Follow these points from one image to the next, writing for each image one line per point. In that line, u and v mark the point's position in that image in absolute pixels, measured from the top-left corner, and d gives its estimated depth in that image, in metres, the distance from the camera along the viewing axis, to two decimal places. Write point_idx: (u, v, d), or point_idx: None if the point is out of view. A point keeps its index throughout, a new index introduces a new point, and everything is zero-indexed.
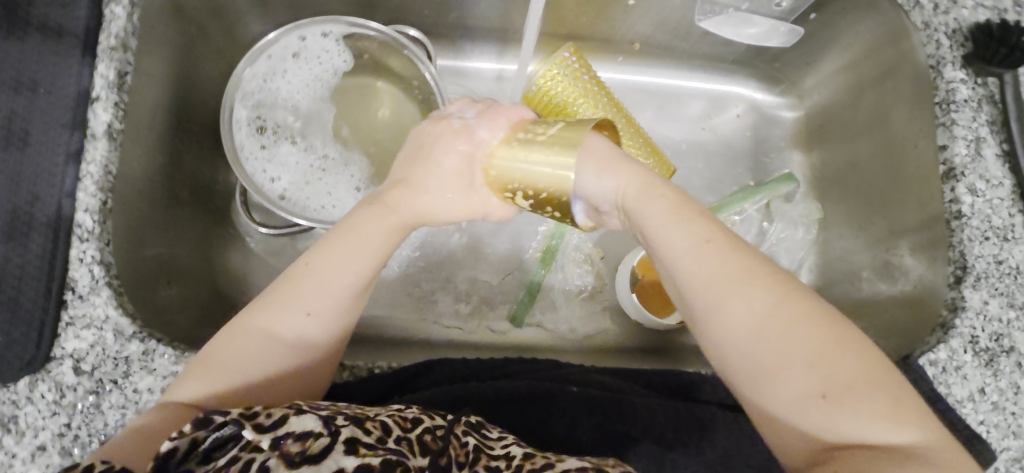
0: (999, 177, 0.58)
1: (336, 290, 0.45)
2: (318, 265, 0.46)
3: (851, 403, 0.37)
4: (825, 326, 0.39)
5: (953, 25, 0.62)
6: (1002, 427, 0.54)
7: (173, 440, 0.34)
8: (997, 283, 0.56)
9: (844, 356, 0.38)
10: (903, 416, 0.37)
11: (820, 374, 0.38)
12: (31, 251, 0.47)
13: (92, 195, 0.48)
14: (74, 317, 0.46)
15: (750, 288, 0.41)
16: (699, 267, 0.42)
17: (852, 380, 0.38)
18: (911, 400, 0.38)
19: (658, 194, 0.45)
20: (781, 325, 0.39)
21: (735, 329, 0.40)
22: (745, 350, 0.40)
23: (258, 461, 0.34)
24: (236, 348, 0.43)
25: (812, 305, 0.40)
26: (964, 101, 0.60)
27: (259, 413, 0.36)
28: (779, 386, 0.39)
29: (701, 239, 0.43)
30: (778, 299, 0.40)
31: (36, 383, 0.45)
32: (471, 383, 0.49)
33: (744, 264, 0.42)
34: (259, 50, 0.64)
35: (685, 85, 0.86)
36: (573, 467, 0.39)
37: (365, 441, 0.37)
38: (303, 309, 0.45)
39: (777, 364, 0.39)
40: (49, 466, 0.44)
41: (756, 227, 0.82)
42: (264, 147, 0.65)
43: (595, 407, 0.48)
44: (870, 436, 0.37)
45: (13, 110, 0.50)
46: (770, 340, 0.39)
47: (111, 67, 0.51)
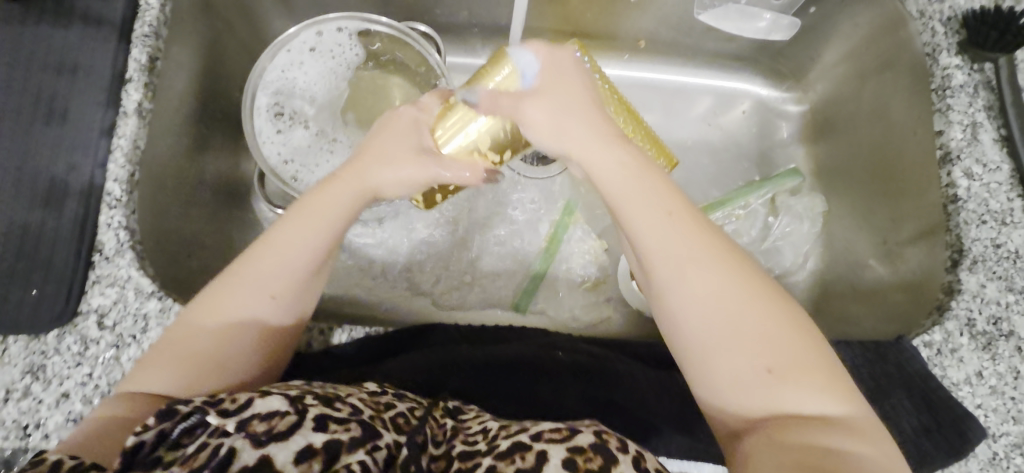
0: (996, 161, 0.58)
1: (298, 267, 0.44)
2: (276, 241, 0.44)
3: (794, 378, 0.37)
4: (774, 307, 0.39)
5: (948, 13, 0.63)
6: (1001, 411, 0.53)
7: (138, 434, 0.34)
8: (995, 266, 0.56)
9: (791, 333, 0.38)
10: (837, 391, 0.38)
11: (770, 350, 0.38)
12: (65, 216, 0.52)
13: (121, 167, 0.53)
14: (100, 275, 0.51)
15: (711, 264, 0.40)
16: (660, 237, 0.41)
17: (799, 360, 0.38)
18: (843, 385, 0.38)
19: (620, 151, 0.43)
20: (735, 302, 0.39)
21: (690, 303, 0.39)
22: (695, 322, 0.39)
23: (225, 445, 0.35)
24: (198, 334, 0.42)
25: (763, 287, 0.40)
26: (960, 86, 0.60)
27: (224, 399, 0.37)
28: (731, 362, 0.38)
29: (663, 211, 0.41)
30: (735, 279, 0.39)
31: (63, 335, 0.49)
32: (463, 348, 0.52)
33: (703, 236, 0.41)
34: (281, 44, 0.69)
35: (690, 82, 0.88)
36: (545, 429, 0.39)
37: (334, 418, 0.38)
38: (268, 293, 0.43)
39: (728, 337, 0.38)
40: (70, 412, 0.48)
41: (761, 221, 0.81)
42: (281, 131, 0.69)
43: (579, 373, 0.49)
44: (811, 407, 0.37)
45: (56, 89, 0.56)
46: (726, 319, 0.38)
47: (143, 51, 0.56)
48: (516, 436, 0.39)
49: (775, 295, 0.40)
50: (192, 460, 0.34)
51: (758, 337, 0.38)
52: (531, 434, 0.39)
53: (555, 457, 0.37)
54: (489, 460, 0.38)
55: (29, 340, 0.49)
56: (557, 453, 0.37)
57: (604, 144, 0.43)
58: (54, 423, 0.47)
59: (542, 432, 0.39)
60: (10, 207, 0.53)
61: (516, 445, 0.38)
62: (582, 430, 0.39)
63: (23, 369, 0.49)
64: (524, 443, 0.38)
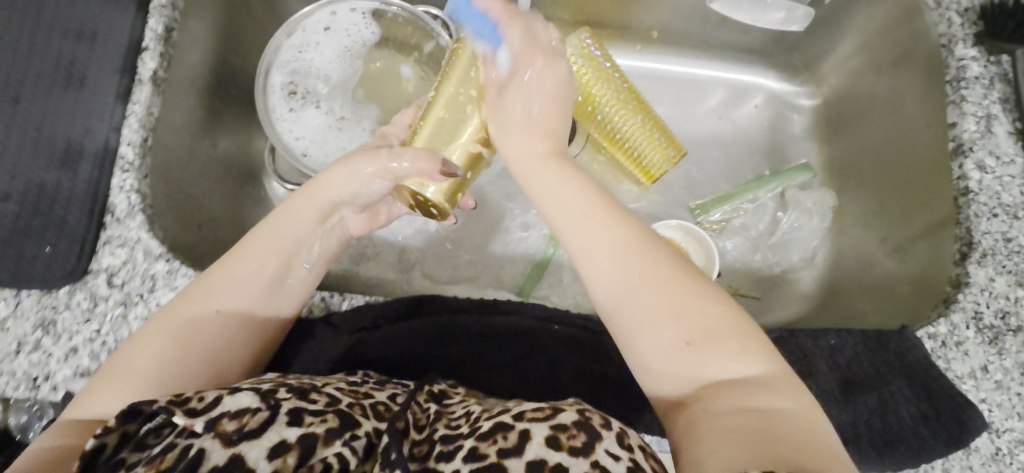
0: (1010, 154, 0.57)
1: (250, 286, 0.46)
2: (227, 263, 0.47)
3: (709, 346, 0.40)
4: (687, 284, 0.42)
5: (965, 4, 0.62)
6: (1006, 407, 0.51)
7: (99, 438, 0.34)
8: (1004, 260, 0.55)
9: (700, 305, 0.41)
10: (753, 352, 0.40)
11: (683, 322, 0.40)
12: (80, 177, 0.54)
13: (135, 131, 0.55)
14: (111, 236, 0.52)
15: (625, 257, 0.42)
16: (578, 232, 0.44)
17: (712, 331, 0.40)
18: (761, 344, 0.40)
19: (544, 164, 0.46)
20: (649, 284, 0.41)
21: (607, 291, 0.43)
22: (614, 309, 0.42)
23: (194, 445, 0.36)
24: (147, 350, 0.43)
25: (677, 266, 0.42)
26: (975, 78, 0.60)
27: (190, 399, 0.37)
28: (652, 340, 0.41)
29: (583, 212, 0.44)
30: (648, 264, 0.42)
31: (74, 291, 0.51)
32: (460, 315, 0.53)
33: (621, 228, 0.43)
34: (296, 24, 0.70)
35: (702, 73, 0.86)
36: (528, 409, 0.39)
37: (309, 411, 0.39)
38: (215, 306, 0.45)
39: (645, 320, 0.41)
40: (78, 366, 0.49)
41: (770, 215, 0.80)
42: (292, 110, 0.70)
43: (576, 346, 0.52)
44: (730, 372, 0.39)
45: (76, 56, 0.57)
46: (640, 304, 0.41)
47: (160, 21, 0.58)
48: (497, 417, 0.39)
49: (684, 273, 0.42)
50: (160, 460, 0.35)
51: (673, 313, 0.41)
52: (514, 413, 0.39)
53: (537, 436, 0.37)
54: (470, 441, 0.38)
55: (41, 294, 0.51)
56: (539, 432, 0.37)
57: (537, 156, 0.47)
58: (63, 376, 0.49)
59: (524, 412, 0.39)
60: (28, 166, 0.55)
61: (497, 425, 0.38)
62: (566, 409, 0.39)
63: (35, 322, 0.50)
64: (506, 422, 0.38)
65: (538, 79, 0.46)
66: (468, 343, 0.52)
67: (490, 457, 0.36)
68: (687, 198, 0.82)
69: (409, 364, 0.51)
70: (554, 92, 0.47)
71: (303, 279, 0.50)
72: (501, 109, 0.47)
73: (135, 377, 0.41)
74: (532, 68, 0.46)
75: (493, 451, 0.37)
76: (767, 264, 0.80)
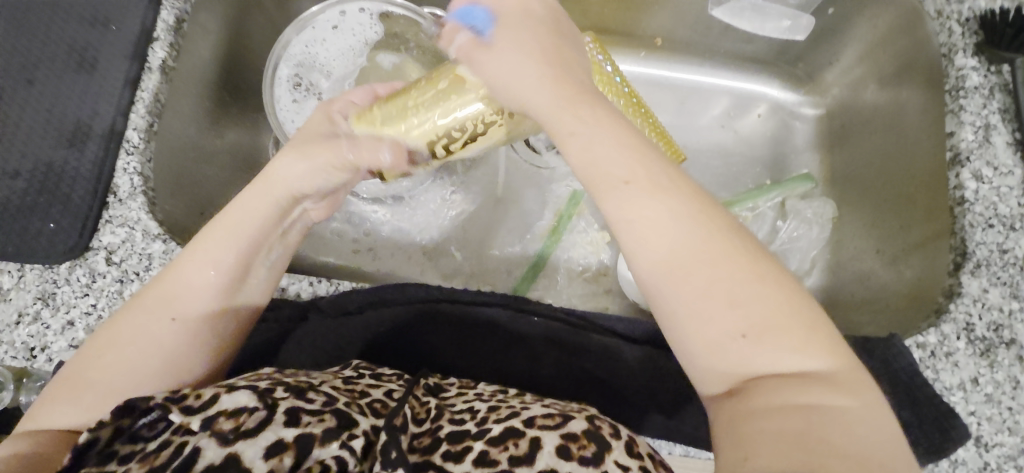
0: (1008, 165, 0.57)
1: (206, 289, 0.45)
2: (179, 269, 0.45)
3: (770, 338, 0.35)
4: (747, 263, 0.36)
5: (967, 14, 0.61)
6: (996, 421, 0.50)
7: (94, 431, 0.34)
8: (1000, 272, 0.54)
9: (765, 290, 0.36)
10: (818, 343, 0.35)
11: (745, 310, 0.35)
12: (86, 157, 0.56)
13: (141, 117, 0.58)
14: (112, 216, 0.54)
15: (674, 232, 0.37)
16: (637, 191, 0.38)
17: (778, 320, 0.35)
18: (824, 334, 0.36)
19: (568, 118, 0.40)
20: (702, 265, 0.36)
21: (664, 260, 0.37)
22: (670, 280, 0.37)
23: (191, 444, 0.35)
24: (104, 363, 0.42)
25: (731, 243, 0.37)
26: (975, 88, 0.59)
27: (188, 395, 0.37)
28: (703, 328, 0.36)
29: (621, 177, 0.38)
30: (702, 242, 0.37)
31: (74, 267, 0.53)
32: (443, 304, 0.56)
33: (664, 197, 0.38)
34: (306, 21, 0.72)
35: (706, 81, 0.85)
36: (538, 415, 0.40)
37: (308, 409, 0.37)
38: (169, 316, 0.43)
39: (707, 298, 0.36)
40: (74, 339, 0.51)
41: (770, 225, 0.79)
42: (296, 101, 0.72)
43: (554, 338, 0.55)
44: (788, 364, 0.35)
45: (90, 42, 0.61)
46: (701, 278, 0.36)
47: (172, 14, 0.60)
48: (506, 422, 0.39)
49: (746, 249, 0.37)
50: (154, 458, 0.35)
51: (737, 290, 0.36)
52: (524, 419, 0.39)
53: (548, 444, 0.37)
54: (480, 443, 0.38)
55: (44, 269, 0.53)
56: (551, 440, 0.37)
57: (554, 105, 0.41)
58: (58, 348, 0.51)
59: (534, 418, 0.39)
60: (38, 146, 0.58)
61: (508, 430, 0.39)
62: (575, 417, 0.39)
63: (35, 295, 0.52)
64: (516, 428, 0.39)
65: (540, 19, 0.45)
66: (451, 332, 0.55)
67: (501, 463, 0.37)
68: None
69: (396, 349, 0.54)
70: (551, 50, 0.43)
71: (264, 278, 0.50)
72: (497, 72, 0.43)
73: (96, 393, 0.40)
74: (525, 21, 0.44)
75: (504, 457, 0.37)
76: None
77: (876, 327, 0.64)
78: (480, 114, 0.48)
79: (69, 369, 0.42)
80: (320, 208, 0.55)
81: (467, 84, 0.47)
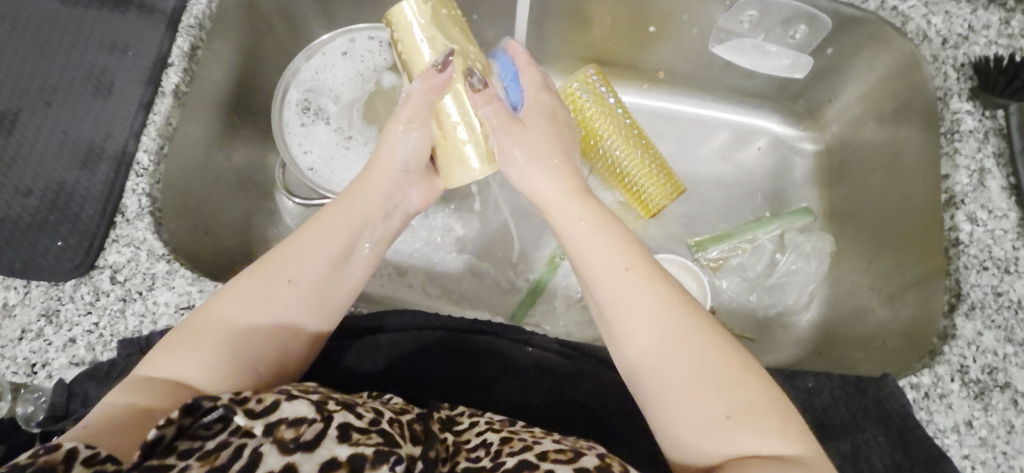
0: (1003, 208, 0.58)
1: (324, 260, 0.50)
2: (302, 239, 0.50)
3: (751, 423, 0.40)
4: (730, 354, 0.42)
5: (962, 59, 0.63)
6: (990, 465, 0.50)
7: (161, 430, 0.34)
8: (994, 315, 0.54)
9: (742, 378, 0.42)
10: (792, 432, 0.40)
11: (726, 396, 0.41)
12: (97, 178, 0.58)
13: (152, 139, 0.59)
14: (119, 236, 0.55)
15: (667, 319, 0.43)
16: (623, 290, 0.45)
17: (754, 409, 0.40)
18: (796, 425, 0.41)
19: (580, 207, 0.49)
20: (689, 352, 0.42)
21: (647, 351, 0.43)
22: (652, 366, 0.43)
23: (250, 446, 0.36)
24: (219, 320, 0.45)
25: (708, 335, 0.43)
26: (969, 131, 0.60)
27: (250, 398, 0.37)
28: (690, 409, 0.41)
29: (621, 266, 0.46)
30: (690, 329, 0.43)
31: (79, 285, 0.54)
32: (438, 333, 0.56)
33: (649, 292, 0.45)
34: (316, 49, 0.74)
35: (707, 114, 0.86)
36: (551, 449, 0.40)
37: (356, 427, 0.39)
38: (284, 279, 0.48)
39: (688, 386, 0.41)
40: (75, 356, 0.52)
41: (768, 257, 0.80)
42: (304, 125, 0.73)
43: (549, 368, 0.55)
44: (764, 448, 0.40)
45: (107, 66, 0.63)
46: (682, 367, 0.42)
47: (186, 40, 0.62)
48: (520, 455, 0.40)
49: (723, 344, 0.43)
50: (214, 457, 0.36)
51: (721, 377, 0.41)
52: (537, 452, 0.40)
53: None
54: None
55: (49, 286, 0.54)
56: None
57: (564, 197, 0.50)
58: (59, 364, 0.52)
59: (547, 453, 0.40)
60: (52, 165, 0.60)
61: (522, 462, 0.39)
62: (586, 453, 0.40)
63: (40, 311, 0.53)
64: (529, 460, 0.39)
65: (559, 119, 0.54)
66: (442, 359, 0.55)
67: None
68: (685, 235, 0.82)
69: (388, 375, 0.54)
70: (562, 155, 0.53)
71: (368, 257, 0.54)
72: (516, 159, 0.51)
73: (219, 342, 0.44)
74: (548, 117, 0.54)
75: None
76: (762, 306, 0.79)
77: (875, 365, 0.64)
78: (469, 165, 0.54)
79: (185, 322, 0.45)
80: (423, 195, 0.58)
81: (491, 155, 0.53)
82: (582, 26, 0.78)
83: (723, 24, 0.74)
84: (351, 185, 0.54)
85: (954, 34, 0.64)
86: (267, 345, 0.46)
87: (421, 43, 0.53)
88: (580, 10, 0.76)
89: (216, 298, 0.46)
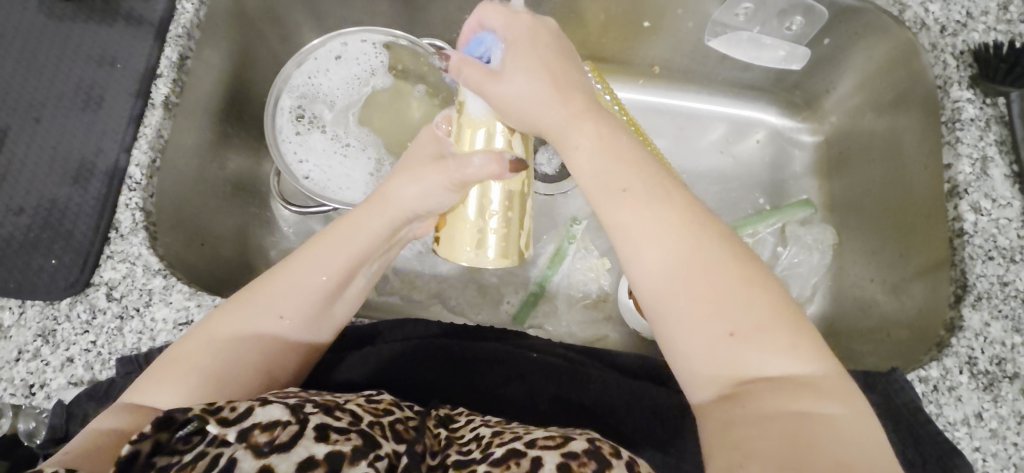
0: (1007, 197, 0.57)
1: (315, 293, 0.48)
2: (293, 268, 0.48)
3: (757, 339, 0.38)
4: (735, 268, 0.40)
5: (961, 47, 0.63)
6: (1001, 457, 0.50)
7: (133, 446, 0.33)
8: (1001, 305, 0.54)
9: (750, 293, 0.39)
10: (802, 347, 0.39)
11: (728, 316, 0.39)
12: (89, 193, 0.57)
13: (144, 153, 0.58)
14: (114, 252, 0.55)
15: (669, 236, 0.41)
16: (621, 212, 0.43)
17: (761, 325, 0.39)
18: (809, 337, 0.39)
19: (579, 136, 0.45)
20: (686, 278, 0.40)
21: (651, 279, 0.41)
22: (656, 290, 0.41)
23: (225, 455, 0.36)
24: (206, 350, 0.45)
25: (713, 253, 0.40)
26: (971, 120, 0.60)
27: (223, 407, 0.36)
28: (692, 335, 0.40)
29: (619, 187, 0.43)
30: (692, 250, 0.41)
31: (75, 303, 0.53)
32: (440, 340, 0.57)
33: (651, 212, 0.42)
34: (308, 53, 0.73)
35: (704, 108, 0.85)
36: (539, 436, 0.39)
37: (335, 428, 0.38)
38: (276, 313, 0.47)
39: (691, 309, 0.40)
40: (73, 376, 0.51)
41: (770, 250, 0.79)
42: (299, 133, 0.72)
43: (552, 372, 0.55)
44: (775, 369, 0.38)
45: (95, 79, 0.62)
46: (684, 287, 0.40)
47: (175, 50, 0.61)
48: (509, 444, 0.39)
49: (729, 258, 0.40)
50: (192, 470, 0.35)
51: (728, 294, 0.39)
52: (525, 440, 0.39)
53: (549, 462, 0.37)
54: (483, 466, 0.38)
55: (44, 305, 0.53)
56: (551, 459, 0.37)
57: (569, 121, 0.45)
58: (58, 385, 0.51)
59: (535, 440, 0.39)
60: (42, 183, 0.59)
61: (510, 451, 0.38)
62: (576, 438, 0.39)
63: (36, 332, 0.53)
64: (518, 449, 0.38)
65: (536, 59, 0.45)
66: (443, 365, 0.55)
67: None
68: None
69: (386, 381, 0.53)
70: (562, 73, 0.46)
71: (359, 287, 0.53)
72: (504, 91, 0.45)
73: (205, 370, 0.44)
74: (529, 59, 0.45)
75: None
76: None
77: (881, 358, 0.63)
78: (462, 254, 0.53)
79: (171, 353, 0.45)
80: (423, 227, 0.56)
81: (488, 255, 0.53)
82: (576, 22, 0.77)
83: (718, 18, 0.73)
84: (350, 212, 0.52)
85: (952, 21, 0.64)
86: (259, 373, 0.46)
87: (478, 132, 0.50)
88: (573, 7, 0.75)
89: (207, 324, 0.47)
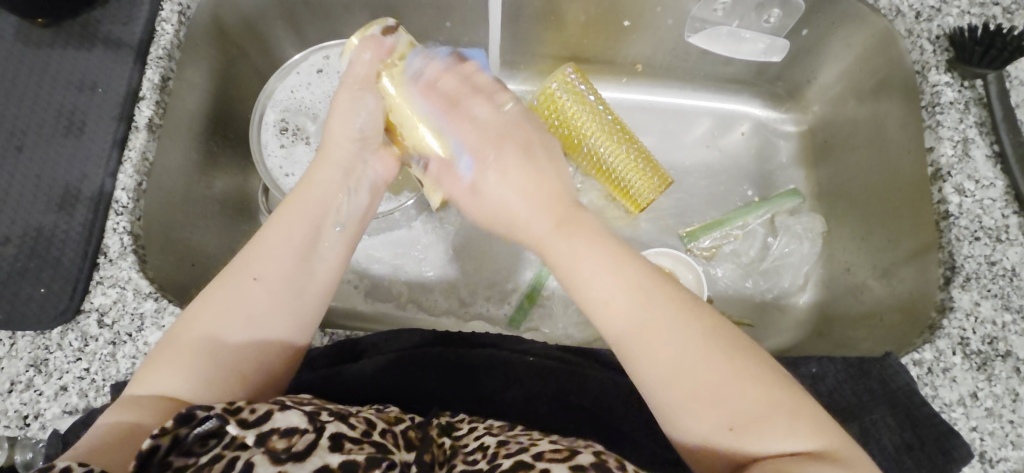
0: (989, 178, 0.58)
1: (287, 249, 0.49)
2: (262, 237, 0.50)
3: (764, 427, 0.39)
4: (732, 362, 0.41)
5: (936, 32, 0.64)
6: (999, 436, 0.50)
7: (155, 439, 0.34)
8: (989, 284, 0.54)
9: (750, 386, 0.40)
10: (806, 428, 0.39)
11: (735, 407, 0.40)
12: (76, 220, 0.57)
13: (129, 177, 0.58)
14: (104, 277, 0.54)
15: (642, 337, 0.42)
16: (619, 325, 0.43)
17: (766, 415, 0.40)
18: (810, 416, 0.40)
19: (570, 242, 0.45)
20: (683, 376, 0.41)
21: (654, 378, 0.42)
22: (659, 385, 0.41)
23: (242, 458, 0.35)
24: (189, 332, 0.46)
25: (705, 349, 0.41)
26: (950, 103, 0.61)
27: (243, 408, 0.36)
28: (701, 429, 0.40)
29: (610, 299, 0.43)
30: (683, 344, 0.41)
31: (66, 332, 0.53)
32: (435, 348, 0.56)
33: (643, 318, 0.42)
34: (291, 67, 0.73)
35: (687, 103, 0.86)
36: (546, 449, 0.39)
37: (350, 437, 0.38)
38: (249, 276, 0.48)
39: (695, 405, 0.40)
40: (67, 405, 0.51)
41: (760, 241, 0.80)
42: (283, 146, 0.72)
43: (549, 373, 0.55)
44: (786, 447, 0.39)
45: (77, 105, 0.62)
46: (685, 387, 0.41)
47: (157, 72, 0.62)
48: (516, 456, 0.39)
49: (720, 349, 0.42)
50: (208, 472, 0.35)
51: (728, 388, 0.40)
52: (533, 453, 0.39)
53: None
54: None
55: (35, 335, 0.53)
56: (559, 470, 0.37)
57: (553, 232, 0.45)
58: (52, 414, 0.50)
59: (543, 452, 0.39)
60: (28, 211, 0.59)
61: (517, 463, 0.38)
62: (583, 451, 0.39)
63: (28, 362, 0.52)
64: (525, 461, 0.38)
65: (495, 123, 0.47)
66: (439, 374, 0.54)
67: None
68: (677, 227, 0.81)
69: (378, 392, 0.53)
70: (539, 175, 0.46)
71: (337, 239, 0.53)
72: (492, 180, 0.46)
73: (196, 356, 0.44)
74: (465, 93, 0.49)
75: None
76: (759, 291, 0.79)
77: (874, 344, 0.64)
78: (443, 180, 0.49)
79: (158, 352, 0.45)
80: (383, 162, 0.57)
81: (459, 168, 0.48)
82: (556, 25, 0.77)
83: (697, 14, 0.74)
84: (311, 177, 0.54)
85: (926, 7, 0.65)
86: (249, 348, 0.46)
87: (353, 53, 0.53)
88: (553, 10, 0.75)
89: (189, 314, 0.47)
